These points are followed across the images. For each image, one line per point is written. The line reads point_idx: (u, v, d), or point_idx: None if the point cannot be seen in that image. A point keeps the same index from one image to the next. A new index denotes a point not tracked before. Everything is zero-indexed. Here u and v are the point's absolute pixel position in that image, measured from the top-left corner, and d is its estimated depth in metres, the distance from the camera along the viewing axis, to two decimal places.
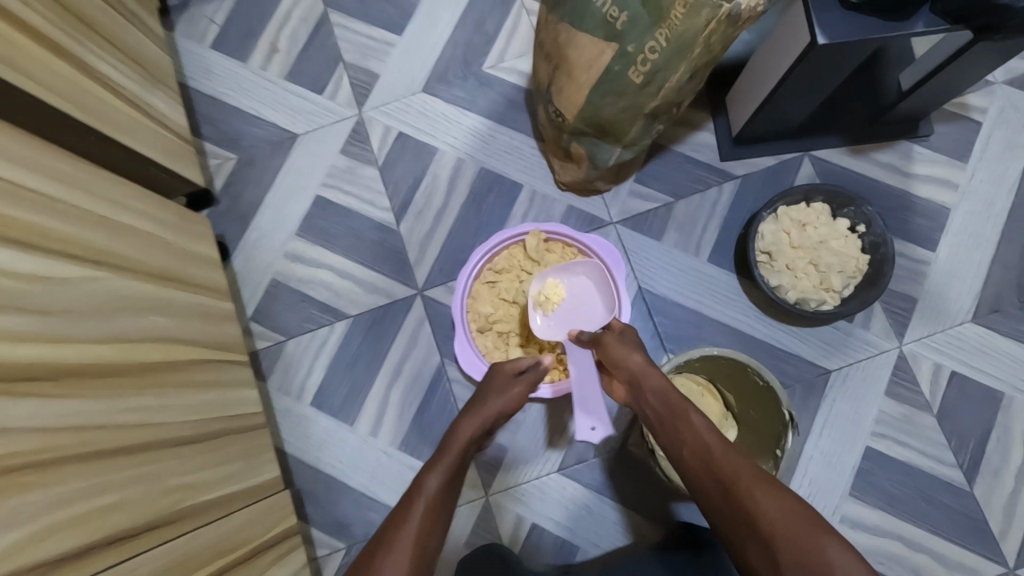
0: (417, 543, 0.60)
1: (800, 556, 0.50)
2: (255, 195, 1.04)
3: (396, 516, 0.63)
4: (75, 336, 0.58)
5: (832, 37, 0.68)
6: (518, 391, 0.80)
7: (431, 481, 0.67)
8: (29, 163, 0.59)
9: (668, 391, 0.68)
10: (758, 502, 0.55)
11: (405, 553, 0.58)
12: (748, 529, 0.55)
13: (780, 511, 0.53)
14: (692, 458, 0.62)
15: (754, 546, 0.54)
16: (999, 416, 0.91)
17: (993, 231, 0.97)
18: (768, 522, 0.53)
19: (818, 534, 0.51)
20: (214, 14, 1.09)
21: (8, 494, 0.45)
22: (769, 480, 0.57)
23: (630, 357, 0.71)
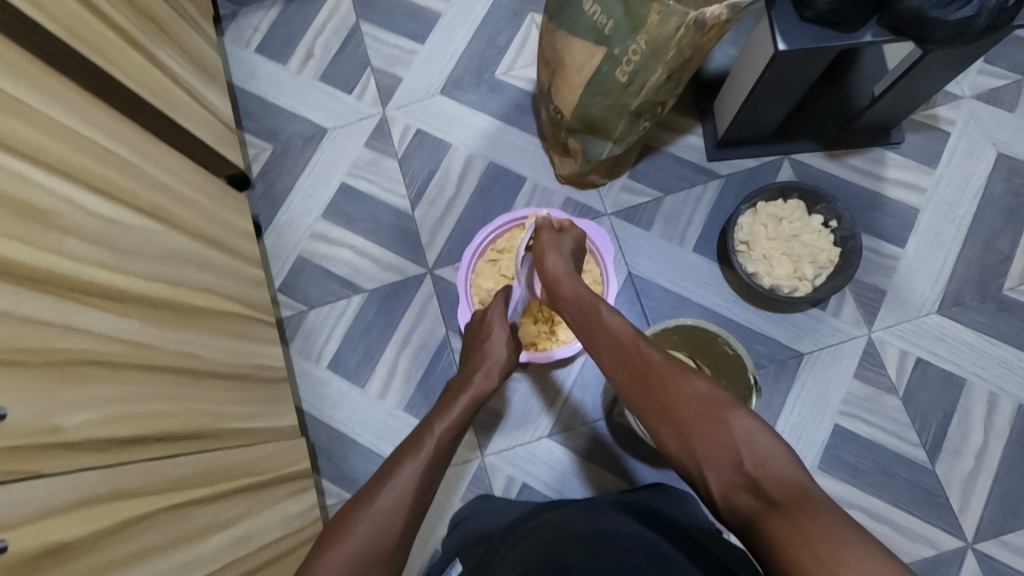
0: (419, 485, 0.67)
1: (709, 431, 0.57)
2: (287, 181, 1.17)
3: (404, 456, 0.70)
4: (140, 272, 0.69)
5: (791, 44, 0.79)
6: (510, 352, 0.87)
7: (438, 429, 0.74)
8: (108, 131, 0.71)
9: (584, 300, 0.75)
10: (670, 389, 0.61)
11: (407, 492, 0.65)
12: (662, 411, 0.61)
13: (688, 396, 0.60)
14: (609, 351, 0.70)
15: (670, 427, 0.60)
16: (961, 399, 0.99)
17: (958, 231, 1.05)
18: (682, 404, 0.60)
19: (721, 407, 0.58)
20: (259, 23, 1.24)
21: (89, 383, 0.57)
22: (680, 369, 0.63)
23: (550, 259, 0.81)
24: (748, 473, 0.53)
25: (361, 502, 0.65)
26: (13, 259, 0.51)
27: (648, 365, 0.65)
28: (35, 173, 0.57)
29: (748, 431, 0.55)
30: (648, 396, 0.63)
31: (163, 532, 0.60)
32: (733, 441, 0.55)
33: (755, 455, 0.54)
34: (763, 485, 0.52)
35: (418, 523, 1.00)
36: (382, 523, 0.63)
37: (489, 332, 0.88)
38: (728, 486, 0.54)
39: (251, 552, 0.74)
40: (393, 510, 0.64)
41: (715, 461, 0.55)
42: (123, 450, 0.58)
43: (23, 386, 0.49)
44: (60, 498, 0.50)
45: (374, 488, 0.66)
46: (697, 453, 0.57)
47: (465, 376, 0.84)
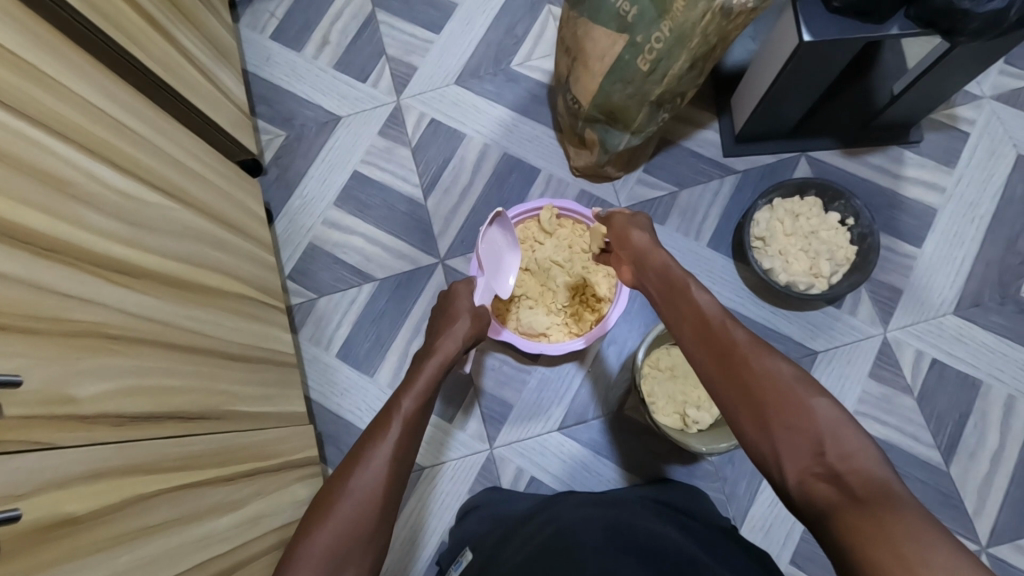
0: (395, 458, 0.66)
1: (786, 413, 0.53)
2: (301, 167, 1.16)
3: (376, 431, 0.68)
4: (157, 249, 0.68)
5: (816, 35, 0.79)
6: (477, 319, 0.85)
7: (406, 404, 0.72)
8: (126, 106, 0.71)
9: (674, 276, 0.73)
10: (749, 363, 0.57)
11: (383, 467, 0.64)
12: (736, 383, 0.57)
13: (774, 373, 0.56)
14: (685, 321, 0.67)
15: (742, 403, 0.56)
16: (978, 401, 0.98)
17: (977, 231, 1.04)
18: (760, 381, 0.56)
19: (804, 391, 0.54)
20: (275, 9, 1.23)
21: (105, 356, 0.56)
22: (764, 347, 0.59)
23: (637, 235, 0.79)
24: (829, 464, 0.48)
25: (339, 482, 0.63)
26: (32, 226, 0.51)
27: (730, 342, 0.60)
28: (54, 143, 0.56)
29: (836, 423, 0.50)
30: (724, 371, 0.59)
31: (175, 509, 0.59)
32: (815, 428, 0.51)
33: (840, 447, 0.49)
34: (847, 480, 0.47)
35: (424, 514, 0.99)
36: (361, 499, 0.62)
37: (456, 300, 0.87)
38: (804, 476, 0.49)
39: (261, 533, 0.73)
40: (374, 487, 0.63)
41: (793, 448, 0.51)
42: (136, 425, 0.58)
43: (39, 354, 0.49)
44: (73, 469, 0.49)
45: (350, 466, 0.65)
46: (772, 434, 0.53)
47: (430, 345, 0.82)
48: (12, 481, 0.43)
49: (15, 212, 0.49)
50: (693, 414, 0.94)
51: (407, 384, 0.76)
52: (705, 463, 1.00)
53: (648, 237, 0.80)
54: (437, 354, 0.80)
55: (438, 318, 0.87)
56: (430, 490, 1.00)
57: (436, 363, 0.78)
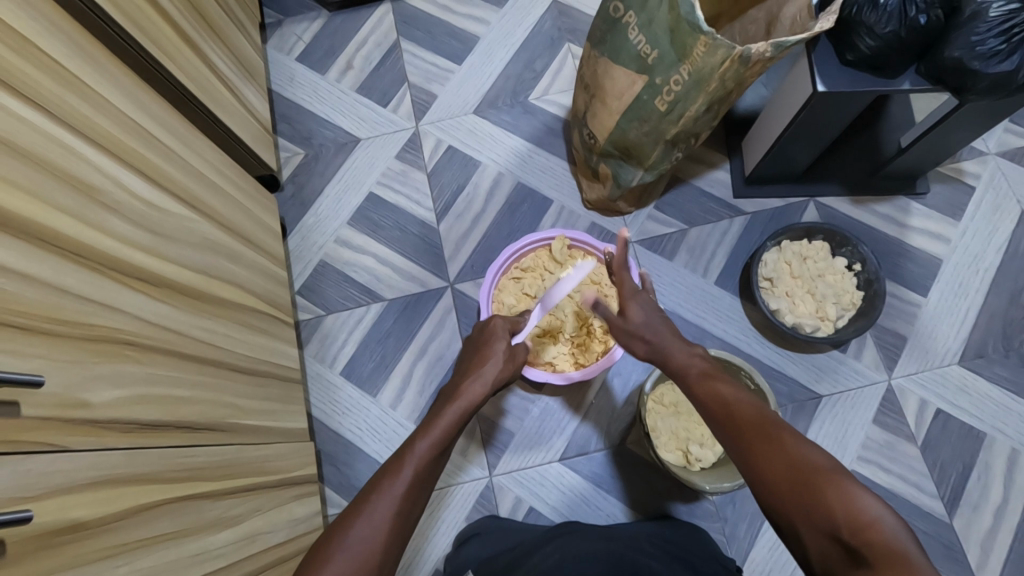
0: (398, 513, 0.60)
1: (800, 491, 0.51)
2: (317, 185, 1.18)
3: (384, 477, 0.63)
4: (176, 259, 0.69)
5: (830, 86, 0.82)
6: (511, 362, 0.82)
7: (421, 445, 0.67)
8: (157, 118, 0.72)
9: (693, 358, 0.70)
10: (767, 443, 0.56)
11: (385, 522, 0.59)
12: (756, 460, 0.56)
13: (791, 454, 0.54)
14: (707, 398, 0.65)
15: (761, 482, 0.55)
16: (982, 453, 0.98)
17: (981, 283, 1.05)
18: (776, 459, 0.54)
19: (821, 467, 0.52)
20: (303, 33, 1.27)
21: (119, 361, 0.56)
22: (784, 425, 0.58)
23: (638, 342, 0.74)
24: (843, 539, 0.47)
25: (336, 532, 0.59)
26: (59, 230, 0.51)
27: (750, 418, 0.60)
28: (86, 148, 0.57)
29: (851, 494, 0.48)
30: (745, 449, 0.58)
31: (174, 521, 0.59)
32: (829, 504, 0.49)
33: (854, 520, 0.47)
34: (863, 556, 0.45)
35: (420, 540, 0.98)
36: (358, 555, 0.57)
37: (492, 338, 0.85)
38: (823, 553, 0.48)
39: (258, 551, 0.72)
40: (375, 542, 0.58)
41: (811, 526, 0.49)
42: (144, 433, 0.58)
43: (57, 356, 0.49)
44: (82, 474, 0.49)
45: (350, 515, 0.60)
46: (789, 511, 0.52)
47: (455, 386, 0.77)
48: (20, 484, 0.43)
49: (48, 216, 0.51)
50: (695, 452, 0.94)
51: (425, 427, 0.70)
52: (706, 503, 0.99)
53: (655, 311, 0.76)
54: (460, 400, 0.74)
55: (468, 355, 0.85)
56: (427, 516, 0.99)
57: (458, 409, 0.73)
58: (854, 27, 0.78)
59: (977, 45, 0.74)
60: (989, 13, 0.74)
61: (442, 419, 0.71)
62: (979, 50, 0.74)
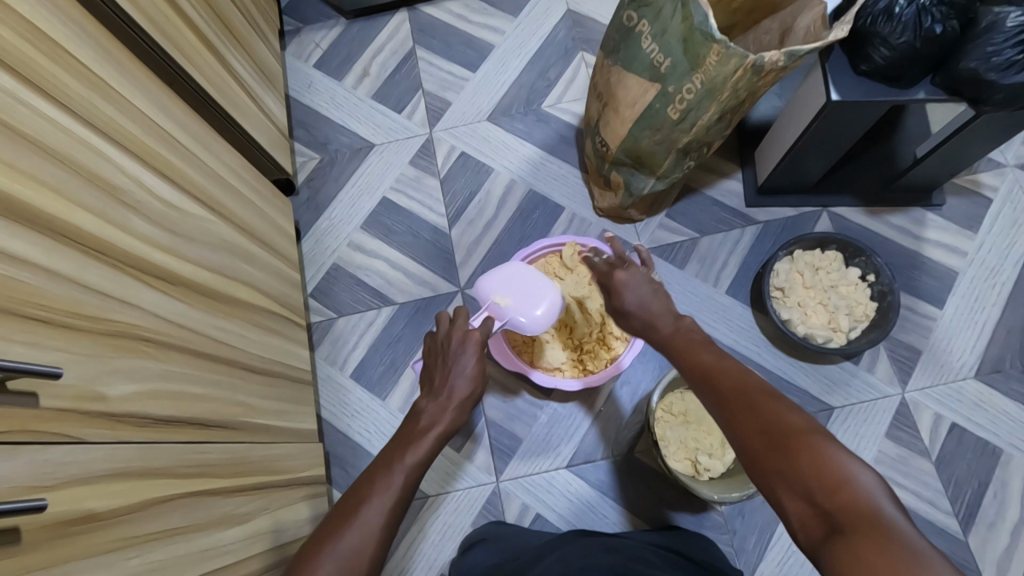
0: (386, 526, 0.61)
1: (775, 451, 0.48)
2: (332, 190, 1.20)
3: (370, 490, 0.63)
4: (194, 259, 0.71)
5: (843, 95, 0.82)
6: (481, 377, 0.77)
7: (410, 457, 0.66)
8: (180, 122, 0.74)
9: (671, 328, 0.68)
10: (747, 403, 0.52)
11: (373, 534, 0.60)
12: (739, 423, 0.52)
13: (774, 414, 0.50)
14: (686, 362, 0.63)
15: (738, 443, 0.51)
16: (998, 470, 0.96)
17: (998, 297, 1.04)
18: (756, 419, 0.51)
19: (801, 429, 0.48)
20: (321, 40, 1.30)
21: (137, 357, 0.57)
22: (766, 388, 0.54)
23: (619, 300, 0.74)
24: (818, 504, 0.44)
25: (323, 538, 0.59)
26: (83, 227, 0.53)
27: (735, 382, 0.56)
28: (109, 149, 0.59)
29: (827, 455, 0.45)
30: (726, 413, 0.54)
31: (185, 517, 0.59)
32: (808, 466, 0.45)
33: (829, 482, 0.44)
34: (838, 519, 0.42)
35: (425, 544, 0.98)
36: (344, 565, 0.58)
37: (460, 353, 0.77)
38: (802, 516, 0.45)
39: (265, 549, 0.73)
40: (362, 554, 0.58)
41: (789, 488, 0.46)
42: (159, 428, 0.59)
43: (77, 350, 0.50)
44: (97, 466, 0.50)
45: (337, 524, 0.60)
46: (766, 474, 0.48)
47: (431, 402, 0.74)
48: (38, 473, 0.44)
49: (74, 214, 0.52)
50: (704, 462, 0.93)
51: (406, 442, 0.69)
52: (715, 514, 0.98)
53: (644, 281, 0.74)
54: (440, 422, 0.71)
55: (432, 368, 0.78)
56: (432, 518, 0.99)
57: (438, 429, 0.70)
58: (869, 38, 0.78)
59: (992, 56, 0.74)
60: (1006, 25, 0.74)
61: (425, 434, 0.69)
62: (995, 61, 0.74)
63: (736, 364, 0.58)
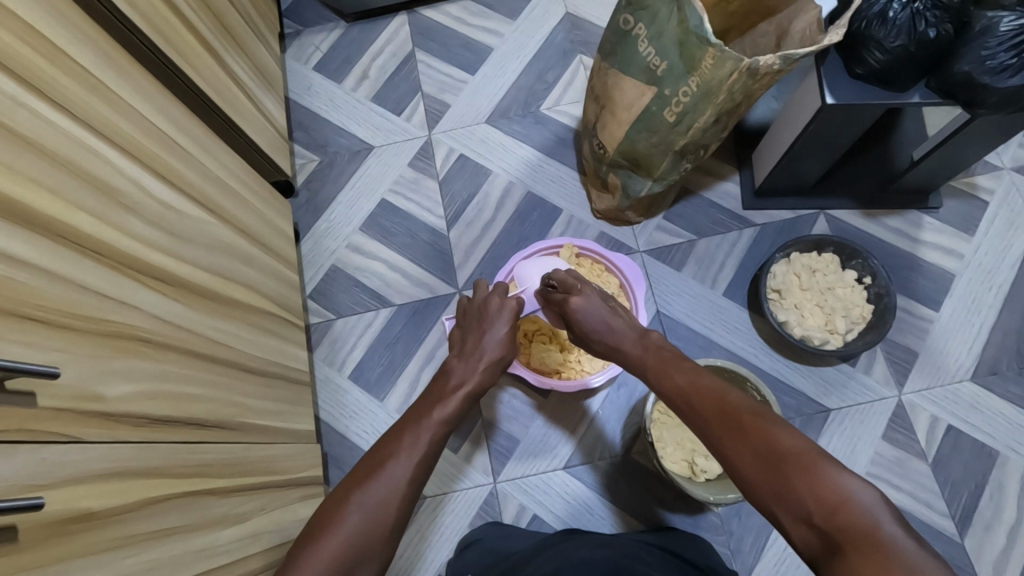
0: (413, 480, 0.65)
1: (773, 475, 0.51)
2: (331, 192, 1.20)
3: (398, 445, 0.67)
4: (191, 259, 0.71)
5: (839, 98, 0.83)
6: (510, 345, 0.84)
7: (436, 418, 0.71)
8: (179, 124, 0.75)
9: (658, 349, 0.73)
10: (736, 428, 0.56)
11: (400, 486, 0.64)
12: (731, 448, 0.56)
13: (760, 437, 0.54)
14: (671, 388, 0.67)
15: (735, 472, 0.55)
16: (994, 472, 0.96)
17: (994, 299, 1.04)
18: (746, 444, 0.55)
19: (788, 449, 0.52)
20: (321, 43, 1.30)
21: (133, 358, 0.58)
22: (757, 410, 0.57)
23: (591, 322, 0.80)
24: (818, 524, 0.47)
25: (355, 486, 0.63)
26: (81, 228, 0.53)
27: (722, 404, 0.60)
28: (108, 151, 0.59)
29: (819, 476, 0.49)
30: (717, 440, 0.58)
31: (182, 516, 0.60)
32: (801, 488, 0.49)
33: (827, 502, 0.47)
34: (837, 536, 0.46)
35: (423, 544, 0.98)
36: (374, 512, 0.61)
37: (493, 321, 0.84)
38: (804, 535, 0.48)
39: (263, 548, 0.73)
40: (390, 502, 0.62)
41: (787, 511, 0.50)
42: (156, 428, 0.59)
43: (73, 350, 0.50)
44: (93, 465, 0.50)
45: (366, 477, 0.64)
46: (765, 497, 0.52)
47: (463, 364, 0.80)
48: (35, 472, 0.44)
49: (71, 215, 0.53)
50: (700, 463, 0.93)
51: (437, 402, 0.75)
52: (711, 515, 0.98)
53: (602, 302, 0.81)
54: (468, 381, 0.78)
55: (466, 333, 0.85)
56: (430, 519, 0.99)
57: (465, 390, 0.76)
58: (864, 41, 0.79)
59: (986, 59, 0.75)
60: (1000, 29, 0.75)
61: (452, 396, 0.75)
62: (990, 64, 0.75)
63: (718, 385, 0.62)
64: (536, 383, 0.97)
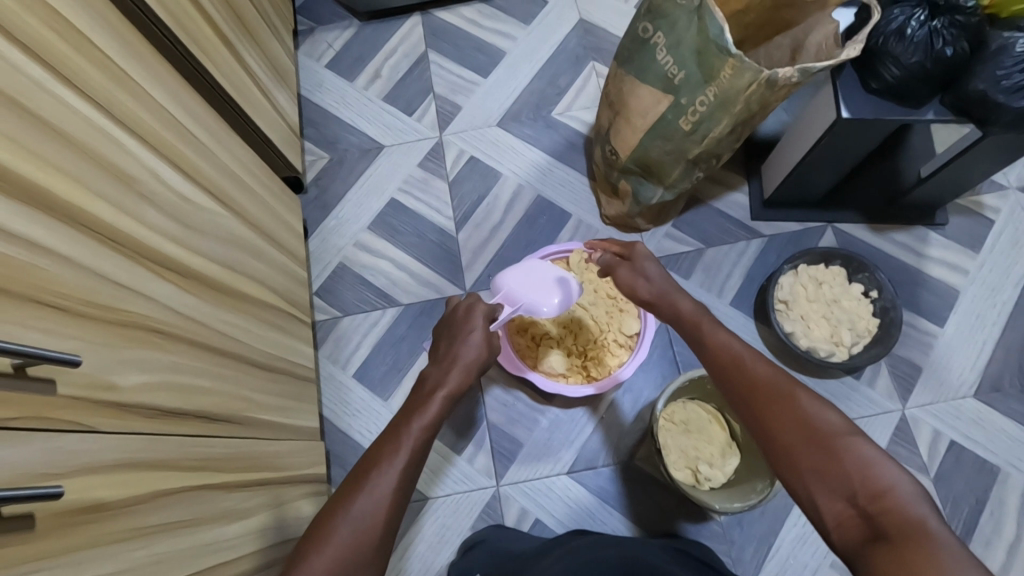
0: (399, 490, 0.63)
1: (815, 453, 0.51)
2: (340, 189, 1.20)
3: (381, 457, 0.66)
4: (205, 252, 0.71)
5: (853, 112, 0.83)
6: (488, 348, 0.82)
7: (415, 426, 0.69)
8: (196, 116, 0.74)
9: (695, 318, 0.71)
10: (779, 402, 0.56)
11: (386, 497, 0.62)
12: (770, 423, 0.55)
13: (804, 412, 0.54)
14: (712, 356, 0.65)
15: (772, 445, 0.54)
16: (995, 487, 0.97)
17: (998, 316, 1.05)
18: (788, 419, 0.54)
19: (837, 430, 0.52)
20: (334, 41, 1.31)
21: (148, 349, 0.58)
22: (794, 384, 0.57)
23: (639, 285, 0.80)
24: (862, 504, 0.47)
25: (339, 504, 0.62)
26: (100, 217, 0.53)
27: (760, 378, 0.59)
28: (128, 140, 0.59)
29: (867, 459, 0.49)
30: (754, 412, 0.57)
31: (189, 510, 0.59)
32: (846, 466, 0.49)
33: (872, 488, 0.47)
34: (879, 519, 0.45)
35: (423, 545, 0.98)
36: (362, 525, 0.60)
37: (470, 325, 0.83)
38: (839, 517, 0.48)
39: (266, 545, 0.73)
40: (377, 515, 0.61)
41: (825, 489, 0.49)
42: (167, 420, 0.59)
43: (90, 339, 0.50)
44: (107, 456, 0.50)
45: (352, 490, 0.63)
46: (801, 473, 0.51)
47: (437, 370, 0.78)
48: (51, 460, 0.44)
49: (91, 203, 0.52)
50: (704, 471, 0.93)
51: (417, 408, 0.73)
52: (713, 524, 0.98)
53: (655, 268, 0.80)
54: (445, 384, 0.75)
55: (441, 339, 0.83)
56: (431, 520, 0.99)
57: (445, 394, 0.74)
58: (880, 57, 0.79)
59: (1002, 79, 0.76)
60: (1015, 48, 0.76)
61: (431, 400, 0.73)
62: (1005, 83, 0.76)
63: (756, 357, 0.61)
64: (544, 386, 0.97)
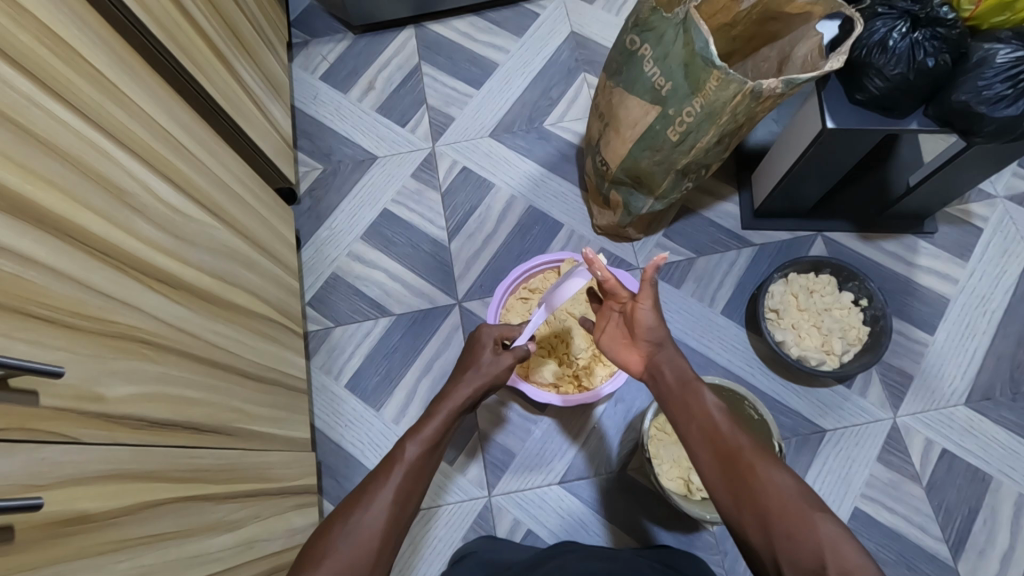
0: (395, 506, 0.64)
1: (788, 527, 0.55)
2: (333, 200, 1.21)
3: (377, 477, 0.67)
4: (195, 262, 0.71)
5: (839, 123, 0.84)
6: (497, 367, 0.82)
7: (412, 447, 0.69)
8: (187, 128, 0.75)
9: (679, 373, 0.70)
10: (755, 474, 0.59)
11: (382, 513, 0.63)
12: (746, 495, 0.59)
13: (780, 488, 0.58)
14: (688, 418, 0.67)
15: (747, 515, 0.58)
16: (987, 497, 0.96)
17: (988, 325, 1.05)
18: (762, 492, 0.58)
19: (808, 506, 0.56)
20: (328, 53, 1.32)
21: (136, 359, 0.58)
22: (770, 457, 0.61)
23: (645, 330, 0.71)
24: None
25: (336, 522, 0.62)
26: (88, 228, 0.53)
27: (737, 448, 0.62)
28: (118, 153, 0.60)
29: (834, 536, 0.54)
30: (732, 482, 0.61)
31: (177, 521, 0.59)
32: (816, 542, 0.53)
33: (840, 564, 0.52)
34: None
35: (415, 557, 0.97)
36: (357, 542, 0.60)
37: (479, 346, 0.84)
38: None
39: (254, 557, 0.72)
40: (373, 530, 0.61)
41: (795, 561, 0.54)
42: (153, 431, 0.58)
43: (76, 349, 0.50)
44: (92, 466, 0.50)
45: (350, 508, 0.63)
46: (774, 544, 0.56)
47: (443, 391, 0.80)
48: (33, 471, 0.44)
49: (79, 215, 0.53)
50: (696, 481, 0.93)
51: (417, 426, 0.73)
52: (706, 534, 0.98)
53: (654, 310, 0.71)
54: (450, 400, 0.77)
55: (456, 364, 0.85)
56: (422, 532, 0.98)
57: (447, 410, 0.75)
58: (864, 68, 0.81)
59: (983, 90, 0.77)
60: (996, 60, 0.76)
61: (433, 418, 0.74)
62: (986, 94, 0.77)
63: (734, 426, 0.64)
64: (536, 395, 0.97)
